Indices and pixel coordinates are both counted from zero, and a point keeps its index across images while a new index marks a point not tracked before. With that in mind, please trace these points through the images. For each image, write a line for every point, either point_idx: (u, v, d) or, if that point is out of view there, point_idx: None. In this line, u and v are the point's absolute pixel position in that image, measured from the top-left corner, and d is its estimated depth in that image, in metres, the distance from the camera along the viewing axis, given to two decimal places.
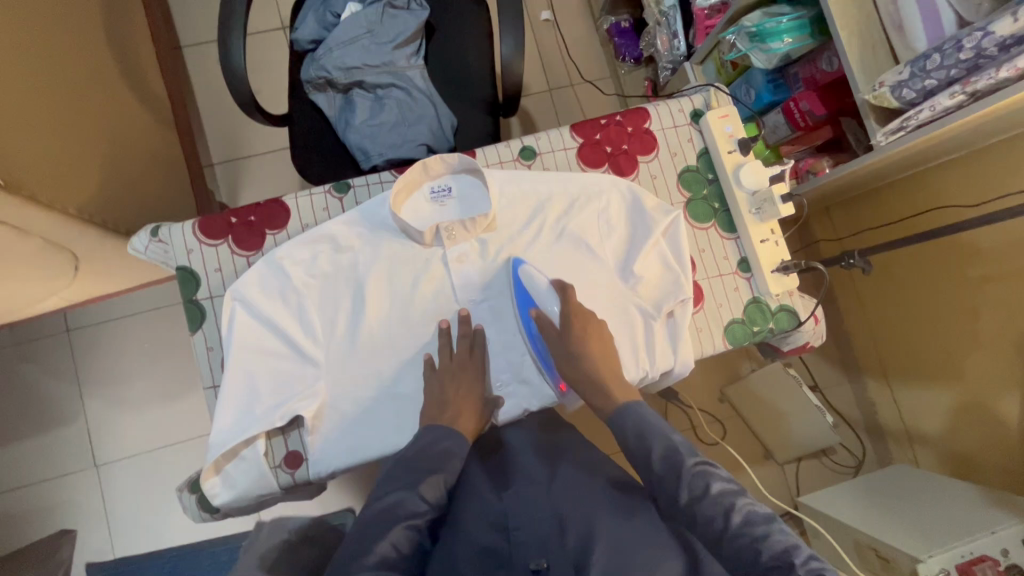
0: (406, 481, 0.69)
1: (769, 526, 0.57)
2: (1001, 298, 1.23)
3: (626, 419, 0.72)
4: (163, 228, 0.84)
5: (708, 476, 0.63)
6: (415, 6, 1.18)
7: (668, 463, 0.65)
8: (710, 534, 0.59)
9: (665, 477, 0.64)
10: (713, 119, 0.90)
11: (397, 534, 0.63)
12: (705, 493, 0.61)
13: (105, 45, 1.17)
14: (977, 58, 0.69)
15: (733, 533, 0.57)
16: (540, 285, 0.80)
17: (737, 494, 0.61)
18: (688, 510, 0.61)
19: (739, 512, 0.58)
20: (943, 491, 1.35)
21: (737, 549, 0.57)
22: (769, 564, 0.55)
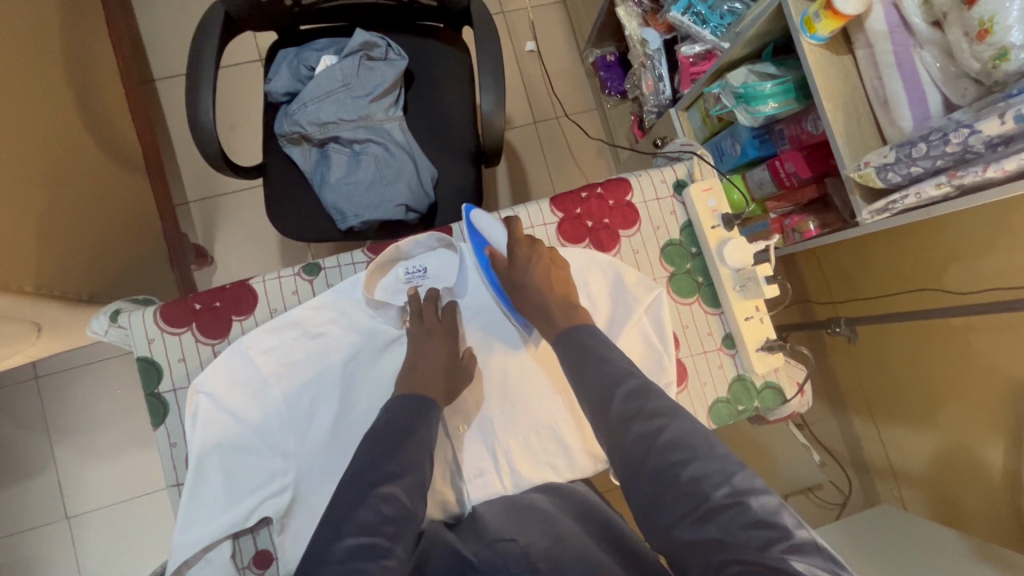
0: (377, 452, 0.63)
1: (695, 449, 0.57)
2: (984, 349, 1.22)
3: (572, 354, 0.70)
4: (123, 313, 0.80)
5: (643, 397, 0.62)
6: (393, 55, 1.14)
7: (604, 385, 0.64)
8: (635, 453, 0.59)
9: (601, 397, 0.64)
10: (695, 192, 0.87)
11: (377, 498, 0.59)
12: (638, 414, 0.61)
13: (65, 94, 1.12)
14: (964, 152, 0.67)
15: (657, 452, 0.58)
16: (488, 224, 0.83)
17: (668, 417, 0.60)
18: (617, 427, 0.61)
19: (667, 432, 0.58)
20: (930, 538, 1.33)
21: (658, 471, 0.57)
22: (689, 482, 0.55)
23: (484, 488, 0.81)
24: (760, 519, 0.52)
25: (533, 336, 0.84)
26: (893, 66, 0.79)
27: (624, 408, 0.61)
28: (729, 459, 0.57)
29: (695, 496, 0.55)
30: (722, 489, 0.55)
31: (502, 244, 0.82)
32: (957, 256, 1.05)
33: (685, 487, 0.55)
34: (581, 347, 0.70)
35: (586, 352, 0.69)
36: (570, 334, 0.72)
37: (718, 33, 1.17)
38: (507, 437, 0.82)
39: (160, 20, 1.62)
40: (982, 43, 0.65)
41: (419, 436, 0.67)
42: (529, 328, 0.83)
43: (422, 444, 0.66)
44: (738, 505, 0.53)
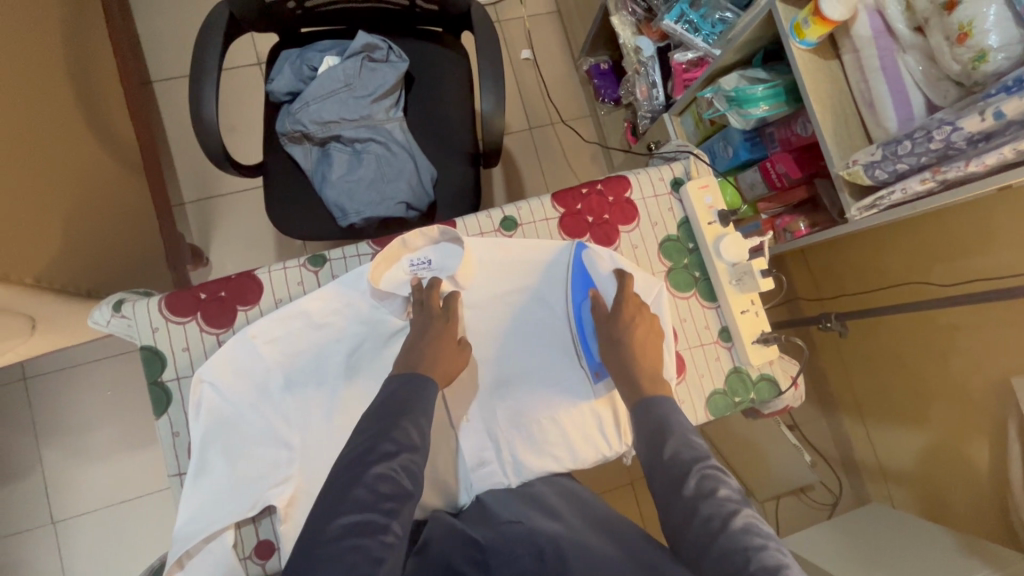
0: (372, 431, 0.64)
1: (765, 541, 0.57)
2: (968, 348, 1.26)
3: (648, 415, 0.72)
4: (126, 303, 0.80)
5: (715, 479, 0.63)
6: (395, 57, 1.17)
7: (678, 459, 0.65)
8: (701, 535, 0.59)
9: (674, 472, 0.65)
10: (692, 189, 0.90)
11: (373, 476, 0.60)
12: (711, 495, 0.61)
13: (66, 91, 1.12)
14: (947, 149, 0.71)
15: (725, 536, 0.58)
16: (602, 270, 0.85)
17: (741, 506, 0.61)
18: (688, 503, 0.62)
19: (740, 519, 0.59)
20: (922, 536, 1.34)
21: (724, 554, 0.57)
22: (757, 573, 0.55)
23: (487, 478, 0.82)
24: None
25: (603, 386, 0.85)
26: (878, 70, 0.83)
27: (698, 485, 0.62)
28: (791, 560, 0.57)
29: None
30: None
31: (608, 291, 0.85)
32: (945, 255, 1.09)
33: (755, 573, 0.54)
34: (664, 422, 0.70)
35: (664, 425, 0.70)
36: (652, 404, 0.73)
37: (709, 41, 1.22)
38: (511, 427, 0.83)
39: (159, 23, 1.63)
40: (962, 45, 0.69)
41: (415, 412, 0.67)
42: (601, 376, 0.85)
43: (418, 423, 0.66)
44: None
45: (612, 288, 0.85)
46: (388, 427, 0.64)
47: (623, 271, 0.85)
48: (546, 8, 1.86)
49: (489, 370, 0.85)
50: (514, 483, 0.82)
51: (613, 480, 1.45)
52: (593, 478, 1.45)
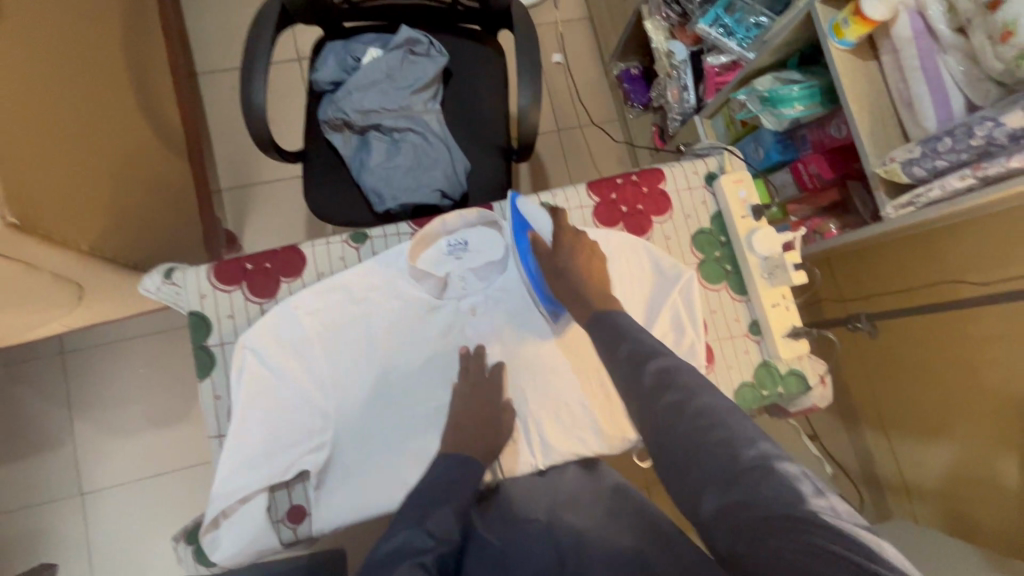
0: (410, 521, 0.64)
1: (724, 416, 0.57)
2: (1001, 362, 1.23)
3: (604, 325, 0.72)
4: (177, 270, 0.84)
5: (673, 370, 0.62)
6: (435, 52, 1.20)
7: (635, 359, 0.64)
8: (664, 418, 0.59)
9: (631, 372, 0.64)
10: (726, 183, 0.91)
11: (407, 569, 0.58)
12: (669, 383, 0.61)
13: (122, 73, 1.18)
14: (988, 146, 0.72)
15: (685, 418, 0.58)
16: (533, 210, 0.87)
17: (698, 388, 0.60)
18: (647, 392, 0.61)
19: (699, 400, 0.58)
20: (948, 550, 1.30)
21: (685, 435, 0.57)
22: (715, 443, 0.55)
23: (516, 459, 0.83)
24: (785, 481, 0.51)
25: (562, 322, 0.86)
26: (918, 70, 0.84)
27: (655, 376, 0.61)
28: (753, 429, 0.56)
29: (726, 455, 0.54)
30: (752, 452, 0.54)
31: (546, 228, 0.87)
32: (981, 266, 1.09)
33: (714, 449, 0.55)
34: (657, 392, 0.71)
35: (620, 330, 0.70)
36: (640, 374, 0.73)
37: (744, 44, 1.23)
38: (539, 409, 0.85)
39: (207, 18, 1.69)
40: (1005, 43, 0.70)
41: (452, 503, 0.68)
42: (559, 314, 0.86)
43: (453, 513, 0.66)
44: (765, 466, 0.52)
45: (546, 221, 0.87)
46: (437, 488, 0.69)
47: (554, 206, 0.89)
48: (579, 14, 1.90)
49: (524, 353, 0.86)
50: (541, 466, 0.83)
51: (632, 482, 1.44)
52: None
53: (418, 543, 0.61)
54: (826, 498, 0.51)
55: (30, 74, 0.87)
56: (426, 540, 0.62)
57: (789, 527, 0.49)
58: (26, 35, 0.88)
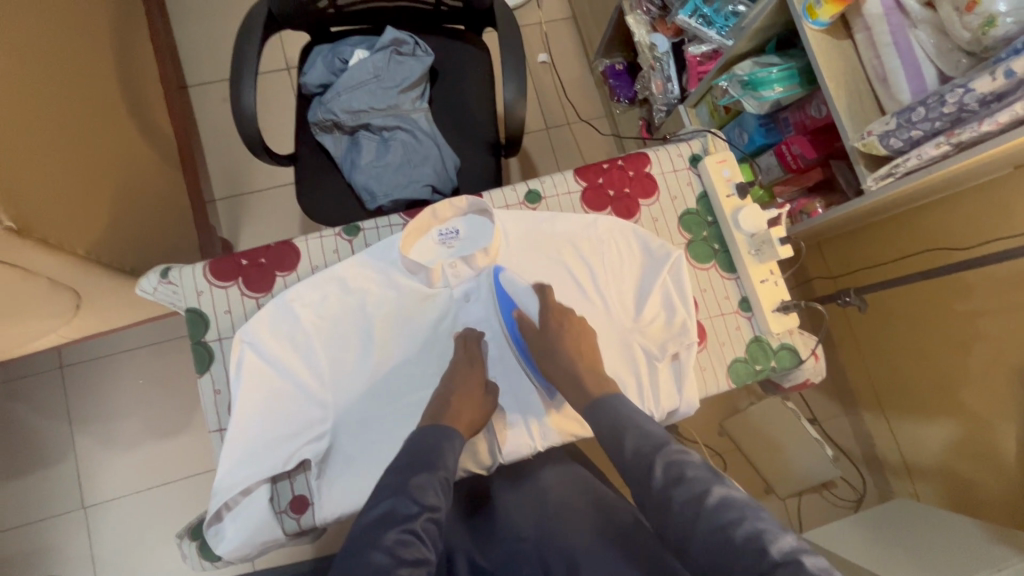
0: (394, 489, 0.66)
1: (742, 512, 0.58)
2: (991, 333, 1.24)
3: (602, 418, 0.73)
4: (173, 269, 0.85)
5: (681, 464, 0.63)
6: (421, 51, 1.22)
7: (643, 453, 0.66)
8: (682, 522, 0.59)
9: (641, 470, 0.65)
10: (710, 164, 0.93)
11: (392, 539, 0.61)
12: (679, 480, 0.62)
13: (112, 84, 1.19)
14: (960, 112, 0.74)
15: (703, 518, 0.58)
16: (519, 286, 0.86)
17: (710, 481, 0.61)
18: (660, 496, 0.62)
19: (714, 495, 0.59)
20: (949, 527, 1.29)
21: (708, 532, 0.57)
22: (743, 543, 0.55)
23: (514, 443, 0.83)
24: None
25: (556, 403, 0.85)
26: (890, 44, 0.86)
27: (663, 474, 0.62)
28: (775, 521, 0.57)
29: (751, 554, 0.54)
30: (777, 546, 0.55)
31: (533, 309, 0.86)
32: (970, 238, 1.12)
33: (741, 547, 0.55)
34: (614, 413, 0.72)
35: (619, 421, 0.71)
36: (603, 403, 0.74)
37: (723, 33, 1.25)
38: (536, 391, 0.85)
39: (196, 30, 1.71)
40: (971, 13, 0.72)
41: (440, 469, 0.69)
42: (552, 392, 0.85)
43: (444, 482, 0.68)
44: (793, 562, 0.53)
45: (533, 302, 0.86)
46: (417, 452, 0.70)
47: (541, 284, 0.86)
48: (563, 14, 1.93)
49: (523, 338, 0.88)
50: (541, 447, 0.84)
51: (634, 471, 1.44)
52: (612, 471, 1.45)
53: (404, 510, 0.63)
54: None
55: (20, 82, 0.89)
56: (413, 507, 0.64)
57: None
58: (14, 46, 0.90)
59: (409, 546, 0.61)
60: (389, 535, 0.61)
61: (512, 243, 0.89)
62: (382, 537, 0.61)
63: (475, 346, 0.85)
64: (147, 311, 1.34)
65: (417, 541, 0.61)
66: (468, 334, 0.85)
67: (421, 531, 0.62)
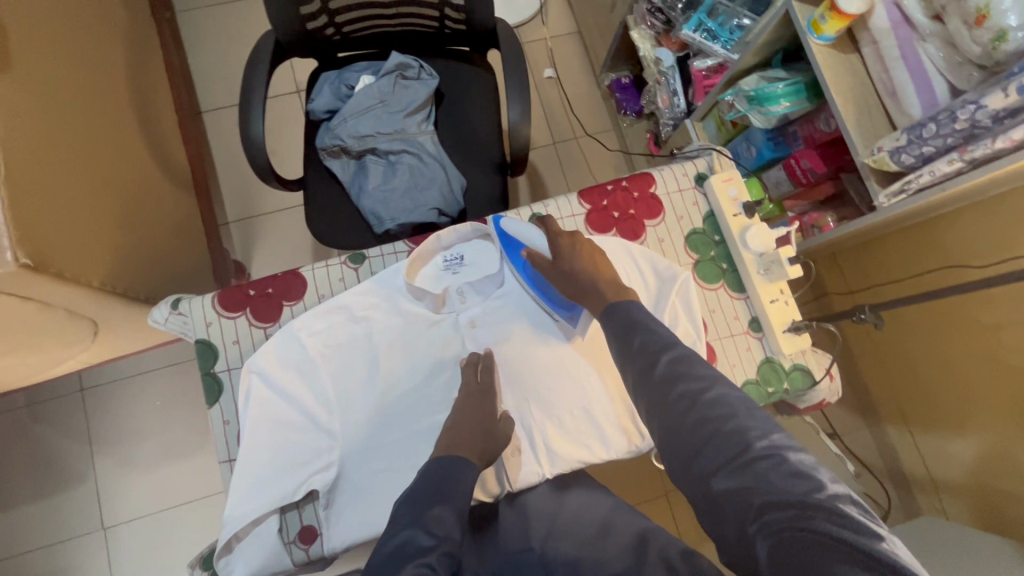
0: (408, 519, 0.65)
1: (737, 408, 0.56)
2: (1018, 347, 1.18)
3: (615, 316, 0.70)
4: (183, 300, 0.86)
5: (687, 361, 0.61)
6: (426, 75, 1.23)
7: (646, 348, 0.63)
8: (676, 410, 0.58)
9: (643, 359, 0.62)
10: (717, 182, 0.92)
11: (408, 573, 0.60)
12: (681, 374, 0.60)
13: (127, 114, 1.23)
14: (973, 128, 0.72)
15: (697, 408, 0.57)
16: (524, 229, 0.86)
17: (712, 380, 0.59)
18: (662, 377, 0.60)
19: (713, 391, 0.58)
20: (981, 545, 1.23)
21: (698, 424, 0.56)
22: (729, 432, 0.55)
23: (524, 468, 0.83)
24: (799, 471, 0.51)
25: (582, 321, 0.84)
26: (898, 59, 0.84)
27: (669, 365, 0.60)
28: (769, 421, 0.56)
29: (736, 446, 0.54)
30: (763, 442, 0.54)
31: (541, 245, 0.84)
32: (992, 251, 1.08)
33: (727, 437, 0.54)
34: (629, 314, 0.68)
35: (631, 321, 0.68)
36: (616, 305, 0.71)
37: (728, 46, 1.24)
38: (544, 417, 0.84)
39: (208, 57, 1.74)
40: (980, 27, 0.70)
41: (453, 501, 0.68)
42: (577, 317, 0.84)
43: (457, 514, 0.67)
44: (777, 456, 0.52)
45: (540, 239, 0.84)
46: (433, 482, 0.69)
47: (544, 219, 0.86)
48: (568, 30, 1.93)
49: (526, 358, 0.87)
50: (549, 474, 0.83)
51: (645, 493, 1.42)
52: (627, 492, 1.42)
53: (420, 543, 0.63)
54: (839, 482, 0.51)
55: (37, 118, 0.92)
56: (427, 539, 0.63)
57: (800, 516, 0.48)
58: (32, 85, 0.93)
59: None
60: (405, 569, 0.60)
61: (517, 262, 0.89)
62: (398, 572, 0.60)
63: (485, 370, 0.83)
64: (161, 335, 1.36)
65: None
66: (481, 358, 0.83)
67: (436, 564, 0.62)
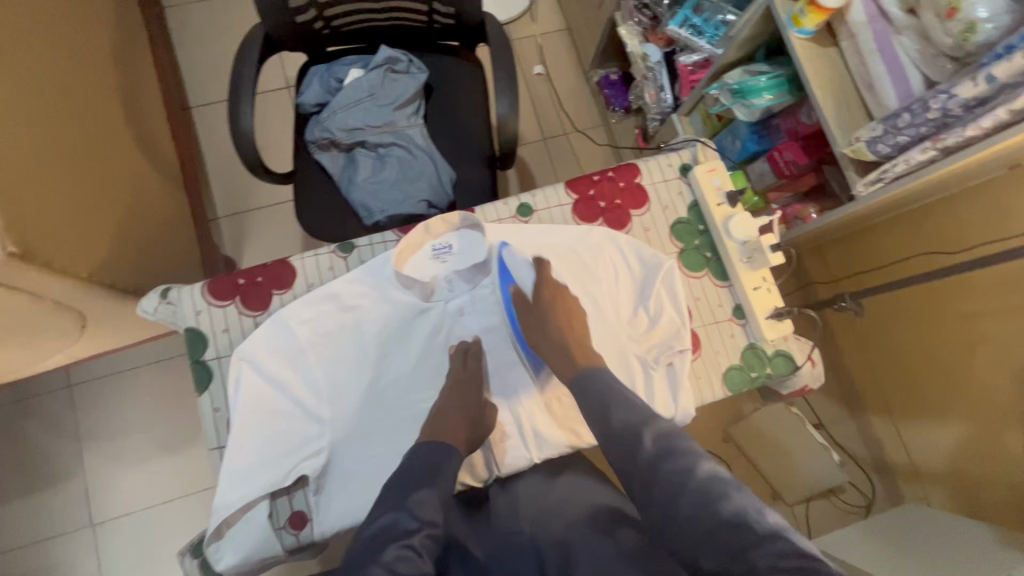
0: (394, 503, 0.66)
1: (728, 488, 0.62)
2: (996, 334, 1.21)
3: (592, 395, 0.75)
4: (172, 289, 0.87)
5: (670, 439, 0.67)
6: (415, 69, 1.24)
7: (631, 427, 0.68)
8: (670, 493, 0.62)
9: (629, 438, 0.68)
10: (701, 173, 0.94)
11: (392, 554, 0.61)
12: (669, 456, 0.65)
13: (115, 107, 1.22)
14: (945, 117, 0.74)
15: (692, 491, 0.61)
16: (519, 261, 0.88)
17: (699, 459, 0.65)
18: (648, 463, 0.65)
19: (702, 469, 0.63)
20: (958, 530, 1.26)
21: (696, 504, 0.61)
22: (727, 517, 0.59)
23: (513, 453, 0.84)
24: (798, 553, 0.56)
25: (544, 377, 0.87)
26: (875, 52, 0.86)
27: (656, 446, 0.66)
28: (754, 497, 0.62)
29: (738, 527, 0.58)
30: (759, 521, 0.59)
31: (528, 282, 0.88)
32: (969, 239, 1.11)
33: (726, 520, 0.59)
34: (606, 388, 0.74)
35: (609, 396, 0.73)
36: (593, 374, 0.77)
37: (713, 42, 1.26)
38: (530, 403, 0.86)
39: (197, 52, 1.74)
40: (952, 20, 0.73)
41: (439, 487, 0.69)
42: (540, 369, 0.87)
43: (441, 499, 0.68)
44: (775, 536, 0.57)
45: (530, 276, 0.88)
46: (422, 468, 0.70)
47: (539, 258, 0.88)
48: (558, 27, 1.95)
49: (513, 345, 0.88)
50: (537, 458, 0.84)
51: None
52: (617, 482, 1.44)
53: (404, 525, 0.64)
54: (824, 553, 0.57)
55: (23, 109, 0.91)
56: (412, 522, 0.64)
57: None
58: (18, 77, 0.92)
59: (406, 561, 0.60)
60: (389, 551, 0.61)
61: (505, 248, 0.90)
62: (381, 553, 0.61)
63: (472, 361, 0.85)
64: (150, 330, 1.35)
65: (416, 556, 0.61)
66: (469, 346, 0.86)
67: (418, 547, 0.62)
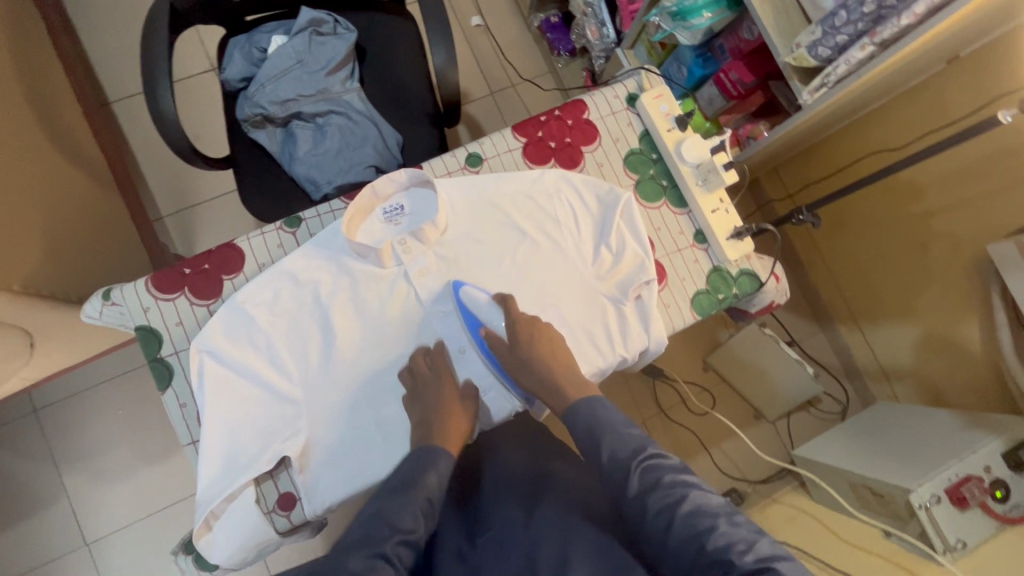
0: None
1: (714, 518, 0.62)
2: (946, 229, 1.25)
3: (578, 424, 0.75)
4: (114, 289, 0.82)
5: (658, 470, 0.67)
6: (342, 29, 1.17)
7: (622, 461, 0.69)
8: (656, 529, 0.64)
9: (618, 478, 0.68)
10: (647, 100, 0.93)
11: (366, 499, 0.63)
12: (656, 486, 0.66)
13: (21, 107, 1.13)
14: (880, 9, 0.73)
15: (678, 527, 0.62)
16: (482, 303, 0.82)
17: (688, 490, 0.66)
18: (635, 501, 0.66)
19: (689, 503, 0.64)
20: (925, 420, 1.34)
21: (682, 541, 0.62)
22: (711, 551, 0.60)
23: (496, 402, 0.85)
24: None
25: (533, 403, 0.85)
26: None
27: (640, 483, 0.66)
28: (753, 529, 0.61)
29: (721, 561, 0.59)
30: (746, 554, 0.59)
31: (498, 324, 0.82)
32: (915, 133, 1.12)
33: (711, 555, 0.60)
34: (595, 419, 0.74)
35: (597, 425, 0.73)
36: (579, 406, 0.76)
37: None
38: None
39: (107, 41, 1.60)
40: None
41: None
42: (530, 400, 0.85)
43: None
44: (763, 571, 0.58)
45: (499, 319, 0.82)
46: None
47: (503, 296, 0.83)
48: None
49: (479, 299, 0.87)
50: (519, 406, 0.85)
51: None
52: None
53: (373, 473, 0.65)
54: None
55: None
56: None
57: None
58: None
59: None
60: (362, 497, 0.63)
61: (459, 203, 0.87)
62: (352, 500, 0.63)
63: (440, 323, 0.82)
64: (106, 340, 1.30)
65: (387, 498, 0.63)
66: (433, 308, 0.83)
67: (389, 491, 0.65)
